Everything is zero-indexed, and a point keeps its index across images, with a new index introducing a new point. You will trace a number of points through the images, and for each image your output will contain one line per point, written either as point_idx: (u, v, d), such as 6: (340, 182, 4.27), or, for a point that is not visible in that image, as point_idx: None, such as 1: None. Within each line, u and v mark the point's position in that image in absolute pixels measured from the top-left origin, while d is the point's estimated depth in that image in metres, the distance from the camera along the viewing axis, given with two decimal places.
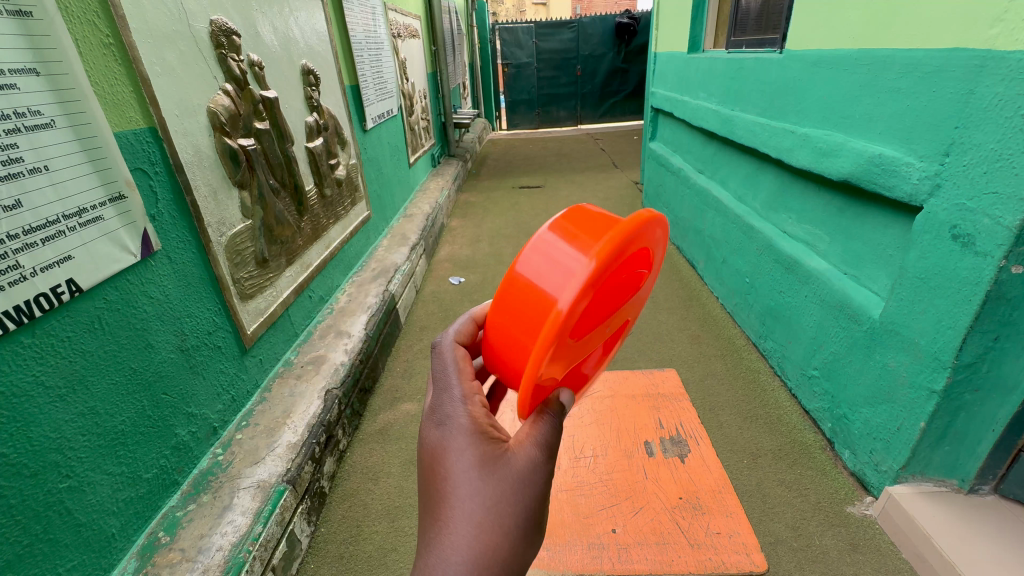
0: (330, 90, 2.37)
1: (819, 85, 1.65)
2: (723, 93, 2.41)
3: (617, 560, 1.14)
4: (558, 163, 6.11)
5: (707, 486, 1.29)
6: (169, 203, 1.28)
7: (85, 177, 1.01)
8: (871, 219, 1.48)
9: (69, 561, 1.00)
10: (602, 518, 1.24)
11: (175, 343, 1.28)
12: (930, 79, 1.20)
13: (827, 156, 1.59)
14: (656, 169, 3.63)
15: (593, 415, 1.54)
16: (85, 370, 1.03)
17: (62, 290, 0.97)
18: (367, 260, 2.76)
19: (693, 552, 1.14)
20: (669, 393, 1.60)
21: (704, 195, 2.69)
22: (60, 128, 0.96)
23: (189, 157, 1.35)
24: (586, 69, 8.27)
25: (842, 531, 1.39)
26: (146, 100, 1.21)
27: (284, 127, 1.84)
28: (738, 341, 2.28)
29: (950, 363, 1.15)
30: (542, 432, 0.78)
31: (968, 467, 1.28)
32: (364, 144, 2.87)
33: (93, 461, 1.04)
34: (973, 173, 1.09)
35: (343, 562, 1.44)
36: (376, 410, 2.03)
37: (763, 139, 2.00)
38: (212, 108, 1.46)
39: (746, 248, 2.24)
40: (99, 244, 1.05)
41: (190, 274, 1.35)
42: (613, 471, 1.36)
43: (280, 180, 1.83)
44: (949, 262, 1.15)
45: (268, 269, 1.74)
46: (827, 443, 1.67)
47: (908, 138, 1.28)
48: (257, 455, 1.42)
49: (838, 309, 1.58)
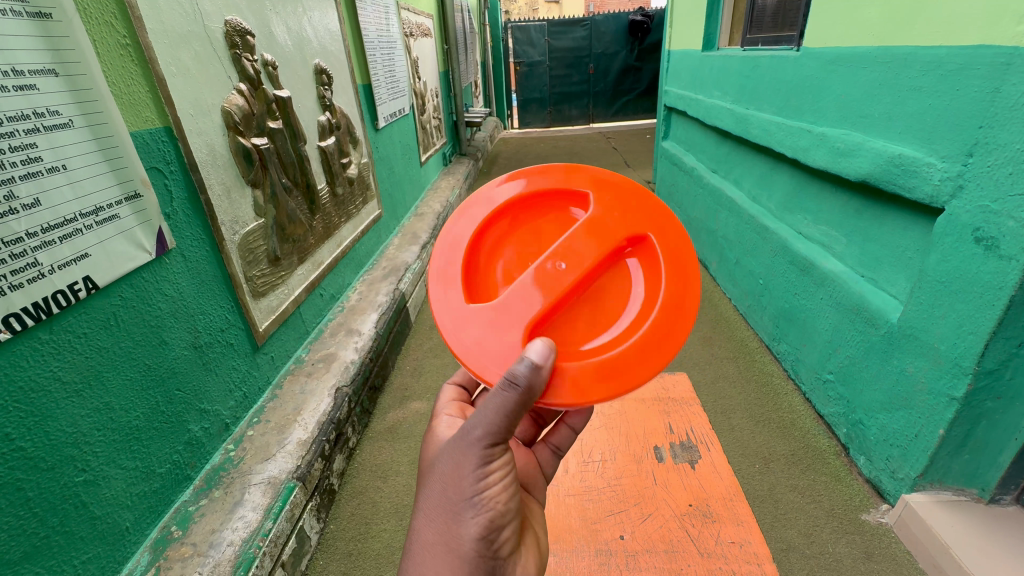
0: (342, 89, 2.38)
1: (836, 84, 1.62)
2: (738, 92, 2.38)
3: (625, 566, 1.13)
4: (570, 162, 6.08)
5: (718, 493, 1.26)
6: (183, 201, 1.30)
7: (102, 176, 1.02)
8: (889, 221, 1.45)
9: (85, 553, 1.01)
10: (610, 524, 1.23)
11: (189, 340, 1.30)
12: (953, 78, 1.17)
13: (844, 156, 1.55)
14: (669, 169, 3.60)
15: (602, 419, 1.53)
16: (100, 367, 1.05)
17: (79, 287, 0.99)
18: (378, 259, 2.78)
19: (702, 561, 1.13)
20: (680, 397, 1.57)
21: (718, 195, 2.66)
22: (77, 127, 0.97)
23: (204, 156, 1.37)
24: (598, 67, 8.23)
25: (856, 539, 1.37)
26: (162, 99, 1.23)
27: (296, 126, 1.86)
28: (751, 343, 2.25)
29: (971, 369, 1.12)
30: (480, 406, 0.78)
31: (988, 476, 1.25)
32: (376, 143, 2.89)
33: (108, 455, 1.06)
34: (997, 174, 1.06)
35: (352, 559, 1.45)
36: (386, 408, 2.04)
37: (778, 139, 1.96)
38: (226, 107, 1.48)
39: (760, 249, 2.20)
40: (115, 242, 1.06)
41: (203, 272, 1.37)
42: (622, 476, 1.35)
43: (292, 179, 1.85)
44: (971, 265, 1.12)
45: (280, 267, 1.75)
46: (841, 448, 1.64)
47: (929, 138, 1.24)
48: (268, 451, 1.44)
49: (855, 312, 1.55)
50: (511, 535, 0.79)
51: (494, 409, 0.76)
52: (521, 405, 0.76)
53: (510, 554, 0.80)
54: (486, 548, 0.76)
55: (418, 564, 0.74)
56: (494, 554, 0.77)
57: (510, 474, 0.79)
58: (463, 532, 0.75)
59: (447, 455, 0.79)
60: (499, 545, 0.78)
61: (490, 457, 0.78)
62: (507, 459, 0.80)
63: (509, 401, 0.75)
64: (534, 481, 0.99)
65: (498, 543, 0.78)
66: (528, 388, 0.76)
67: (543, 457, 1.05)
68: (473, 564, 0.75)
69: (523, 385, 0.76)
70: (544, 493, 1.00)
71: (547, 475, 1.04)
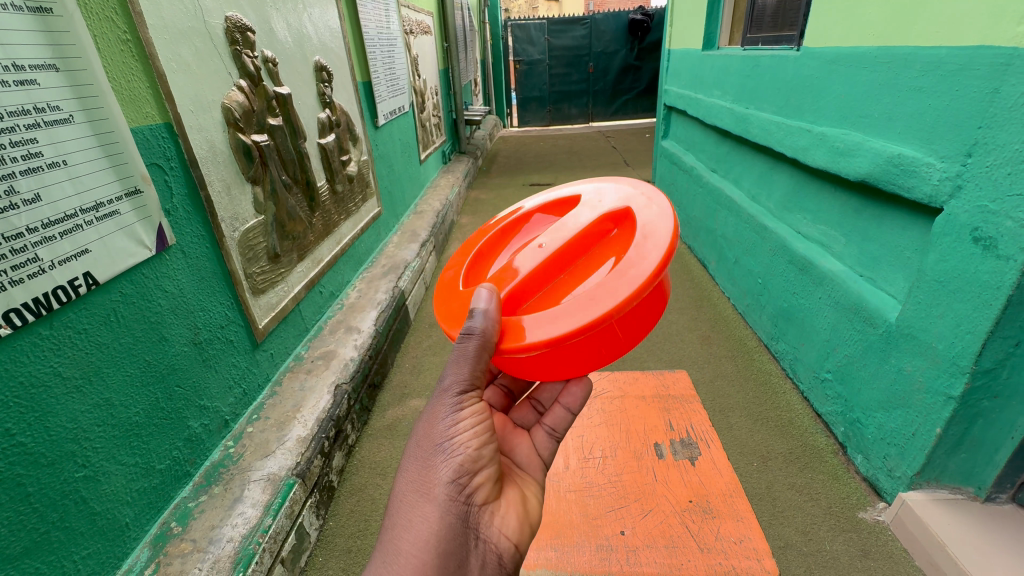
0: (342, 86, 2.38)
1: (836, 84, 1.62)
2: (738, 91, 2.38)
3: (625, 562, 1.13)
4: (570, 161, 6.08)
5: (718, 490, 1.27)
6: (183, 197, 1.30)
7: (102, 172, 1.02)
8: (888, 220, 1.45)
9: (85, 549, 1.01)
10: (610, 520, 1.23)
11: (189, 337, 1.30)
12: (953, 78, 1.17)
13: (844, 156, 1.56)
14: (669, 168, 3.60)
15: (603, 416, 1.54)
16: (100, 362, 1.05)
17: (80, 283, 0.99)
18: (378, 256, 2.78)
19: (703, 556, 1.13)
20: (680, 395, 1.58)
21: (717, 195, 2.66)
22: (77, 123, 0.97)
23: (204, 153, 1.37)
24: (598, 66, 8.22)
25: (853, 536, 1.38)
26: (162, 95, 1.23)
27: (296, 123, 1.86)
28: (750, 342, 2.26)
29: (969, 368, 1.13)
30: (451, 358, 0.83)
31: (985, 475, 1.26)
32: (376, 140, 2.88)
33: (108, 451, 1.06)
34: (996, 175, 1.06)
35: (350, 556, 1.45)
36: (385, 406, 2.05)
37: (778, 138, 1.97)
38: (226, 104, 1.47)
39: (759, 248, 2.21)
40: (115, 238, 1.06)
41: (203, 269, 1.37)
42: (623, 472, 1.35)
43: (291, 176, 1.84)
44: (969, 264, 1.13)
45: (280, 264, 1.75)
46: (839, 447, 1.65)
47: (929, 138, 1.25)
48: (268, 448, 1.44)
49: (853, 311, 1.55)
50: (486, 483, 0.80)
51: (455, 359, 0.81)
52: (480, 353, 0.82)
53: (487, 505, 0.80)
54: (459, 493, 0.77)
55: (393, 515, 0.74)
56: (468, 501, 0.77)
57: (480, 422, 0.82)
58: (434, 476, 0.76)
59: (422, 413, 0.83)
60: (473, 491, 0.78)
61: (459, 404, 0.81)
62: (478, 408, 0.83)
63: (470, 348, 0.81)
64: (529, 462, 0.98)
65: (471, 488, 0.78)
66: (484, 329, 0.82)
67: (542, 444, 1.02)
68: (445, 508, 0.75)
69: (478, 332, 0.81)
70: (541, 476, 0.97)
71: (547, 461, 1.01)
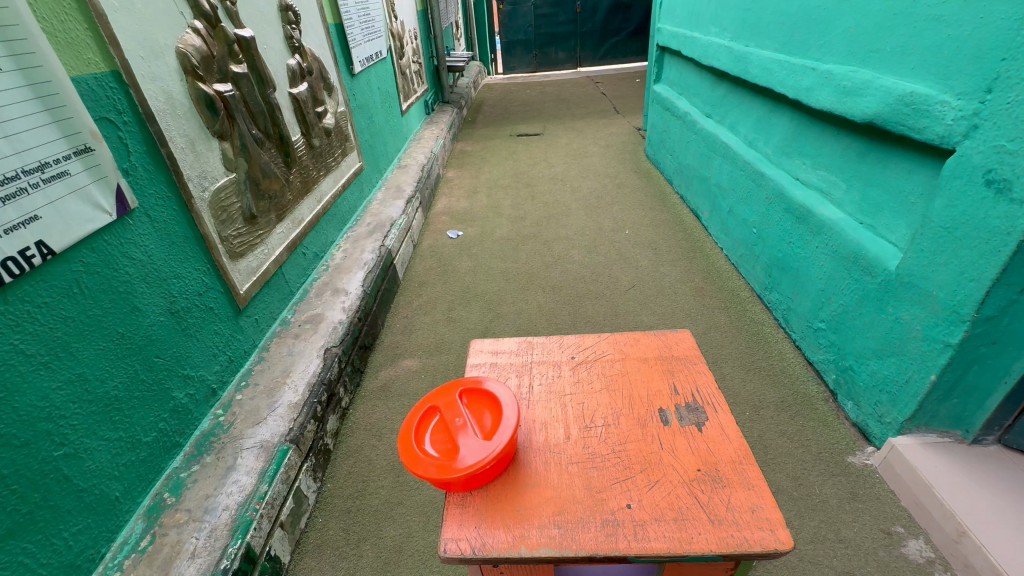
0: (311, 29, 2.18)
1: (846, 15, 1.51)
2: (738, 28, 2.23)
3: (634, 538, 0.90)
4: (558, 108, 5.83)
5: (727, 457, 1.04)
6: (141, 154, 1.19)
7: (45, 129, 0.92)
8: (893, 164, 1.40)
9: (75, 525, 0.99)
10: (615, 492, 0.99)
11: (164, 306, 1.24)
12: (977, 5, 1.08)
13: (851, 96, 1.47)
14: (661, 114, 3.45)
15: (603, 381, 1.26)
16: (68, 337, 0.99)
17: (33, 254, 0.91)
18: (362, 214, 2.67)
19: (713, 529, 0.91)
20: (683, 356, 1.32)
21: (712, 141, 2.56)
22: (7, 71, 0.85)
23: (160, 104, 1.24)
24: (586, 4, 7.71)
25: (842, 480, 1.41)
26: (105, 39, 1.09)
27: (263, 71, 1.70)
28: (742, 293, 2.24)
29: (969, 316, 1.11)
30: None
31: (974, 418, 1.28)
32: (353, 89, 2.70)
33: (87, 428, 1.02)
34: (1017, 112, 1.00)
35: (350, 516, 1.47)
36: (378, 367, 2.02)
37: (779, 79, 1.86)
38: (181, 49, 1.33)
39: (755, 197, 2.15)
40: (68, 202, 0.97)
41: (173, 233, 1.28)
42: (627, 442, 1.09)
43: (262, 130, 1.71)
44: (979, 210, 1.08)
45: (257, 226, 1.65)
46: (830, 395, 1.67)
47: (945, 73, 1.17)
48: (259, 415, 1.41)
49: (851, 260, 1.52)
50: None
51: None
52: None
53: None
54: None
55: None
56: None
57: None
58: None
59: None
60: None
61: None
62: None
63: None
64: None
65: None
66: None
67: None
68: None
69: None
70: None
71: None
